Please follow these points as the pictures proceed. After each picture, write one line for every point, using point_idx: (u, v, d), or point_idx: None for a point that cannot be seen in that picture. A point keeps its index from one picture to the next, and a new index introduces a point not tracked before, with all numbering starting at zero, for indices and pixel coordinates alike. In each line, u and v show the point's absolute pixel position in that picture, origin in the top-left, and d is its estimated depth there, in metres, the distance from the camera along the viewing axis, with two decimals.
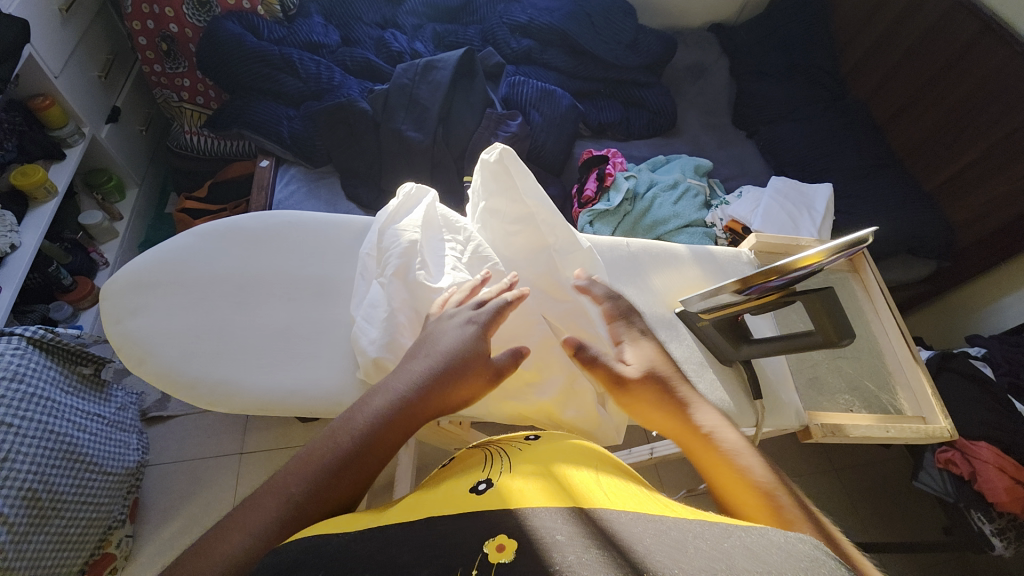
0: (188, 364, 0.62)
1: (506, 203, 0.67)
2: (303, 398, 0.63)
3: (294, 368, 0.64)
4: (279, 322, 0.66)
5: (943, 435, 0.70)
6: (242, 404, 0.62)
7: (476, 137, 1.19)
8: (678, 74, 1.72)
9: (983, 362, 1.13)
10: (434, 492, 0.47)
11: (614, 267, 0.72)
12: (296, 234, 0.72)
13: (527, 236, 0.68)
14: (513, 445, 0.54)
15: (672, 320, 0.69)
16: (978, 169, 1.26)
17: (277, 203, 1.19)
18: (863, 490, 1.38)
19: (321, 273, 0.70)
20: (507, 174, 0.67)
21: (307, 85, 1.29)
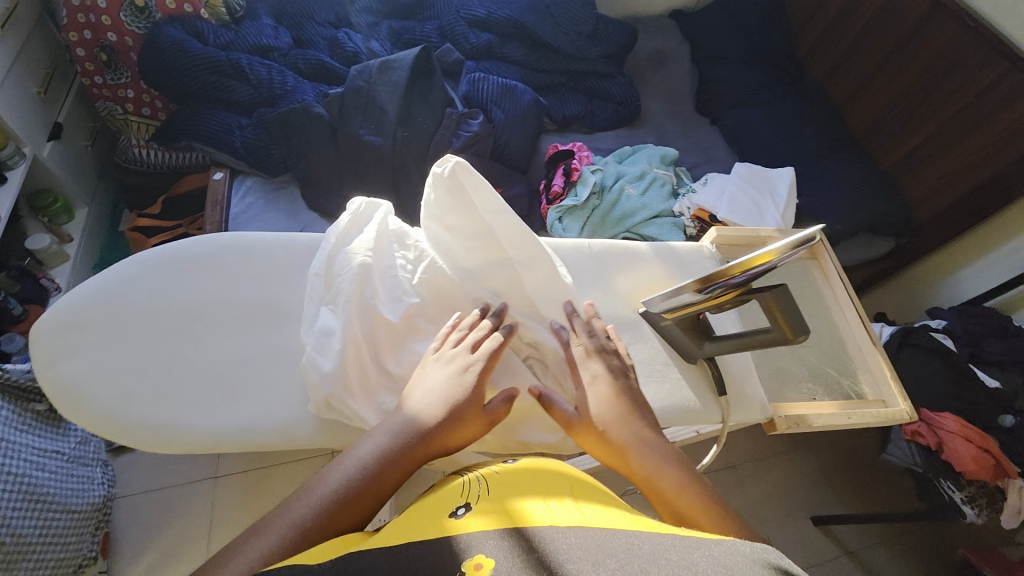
0: (130, 407, 0.59)
1: (463, 220, 0.60)
2: (255, 433, 0.61)
3: (245, 403, 0.62)
4: (225, 356, 0.63)
5: (902, 417, 0.71)
6: (187, 445, 0.60)
7: (437, 138, 1.15)
8: (640, 63, 1.71)
9: (944, 335, 1.17)
10: (415, 514, 0.48)
11: (577, 271, 0.71)
12: (242, 257, 0.68)
13: (487, 254, 0.62)
14: (492, 465, 0.55)
15: (637, 321, 0.69)
16: (932, 145, 1.29)
17: (234, 217, 1.15)
18: (838, 463, 1.43)
19: (270, 297, 0.67)
20: (461, 189, 0.60)
21: (259, 91, 1.23)
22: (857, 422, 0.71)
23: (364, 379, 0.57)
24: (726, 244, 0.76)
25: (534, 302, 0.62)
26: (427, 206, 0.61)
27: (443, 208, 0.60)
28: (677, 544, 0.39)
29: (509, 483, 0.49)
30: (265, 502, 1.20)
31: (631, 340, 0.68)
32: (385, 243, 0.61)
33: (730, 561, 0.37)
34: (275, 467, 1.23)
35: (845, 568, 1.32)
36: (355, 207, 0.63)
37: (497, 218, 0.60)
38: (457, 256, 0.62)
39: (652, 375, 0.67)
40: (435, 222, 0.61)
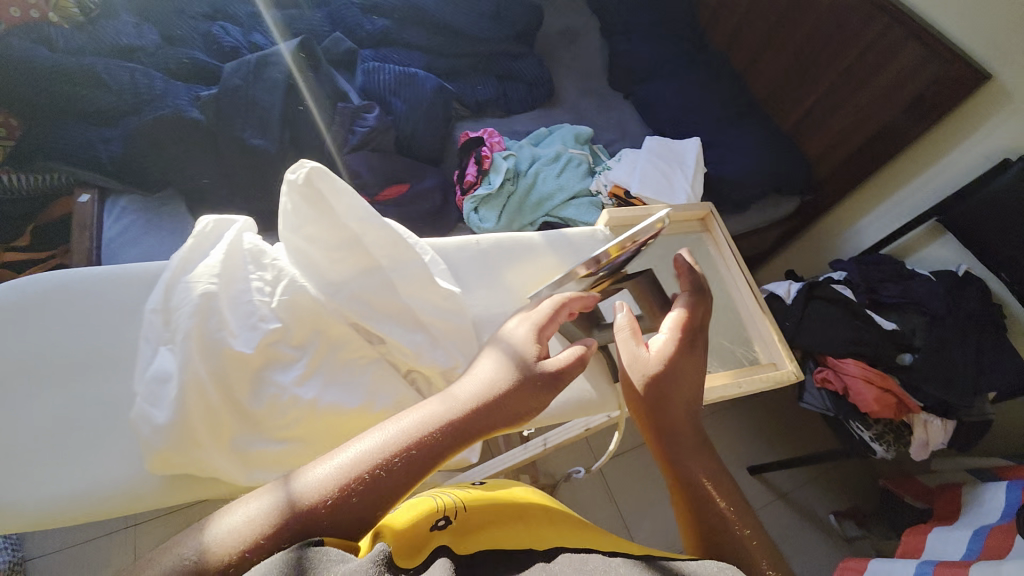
0: None
1: (325, 230, 0.56)
2: (95, 499, 0.59)
3: (82, 468, 0.59)
4: (59, 419, 0.61)
5: (789, 379, 0.74)
6: (22, 521, 0.58)
7: (329, 137, 1.09)
8: (551, 41, 1.68)
9: (845, 285, 1.22)
10: (396, 518, 0.47)
11: (465, 269, 0.67)
12: (78, 310, 0.66)
13: (356, 264, 0.57)
14: (461, 489, 0.57)
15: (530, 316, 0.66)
16: (825, 105, 1.34)
17: (109, 242, 1.04)
18: (768, 415, 1.51)
19: (110, 350, 0.65)
20: (320, 196, 0.55)
21: (122, 99, 1.10)
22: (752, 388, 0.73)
23: (216, 422, 0.50)
24: (619, 226, 0.75)
25: (417, 312, 0.58)
26: (284, 218, 0.56)
27: (301, 218, 0.55)
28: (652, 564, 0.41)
29: (493, 514, 0.51)
30: None
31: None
32: (235, 265, 0.55)
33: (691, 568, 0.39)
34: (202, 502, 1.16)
35: (782, 512, 1.40)
36: (199, 229, 0.56)
37: (363, 223, 0.57)
38: (324, 271, 0.56)
39: None
40: (295, 234, 0.56)
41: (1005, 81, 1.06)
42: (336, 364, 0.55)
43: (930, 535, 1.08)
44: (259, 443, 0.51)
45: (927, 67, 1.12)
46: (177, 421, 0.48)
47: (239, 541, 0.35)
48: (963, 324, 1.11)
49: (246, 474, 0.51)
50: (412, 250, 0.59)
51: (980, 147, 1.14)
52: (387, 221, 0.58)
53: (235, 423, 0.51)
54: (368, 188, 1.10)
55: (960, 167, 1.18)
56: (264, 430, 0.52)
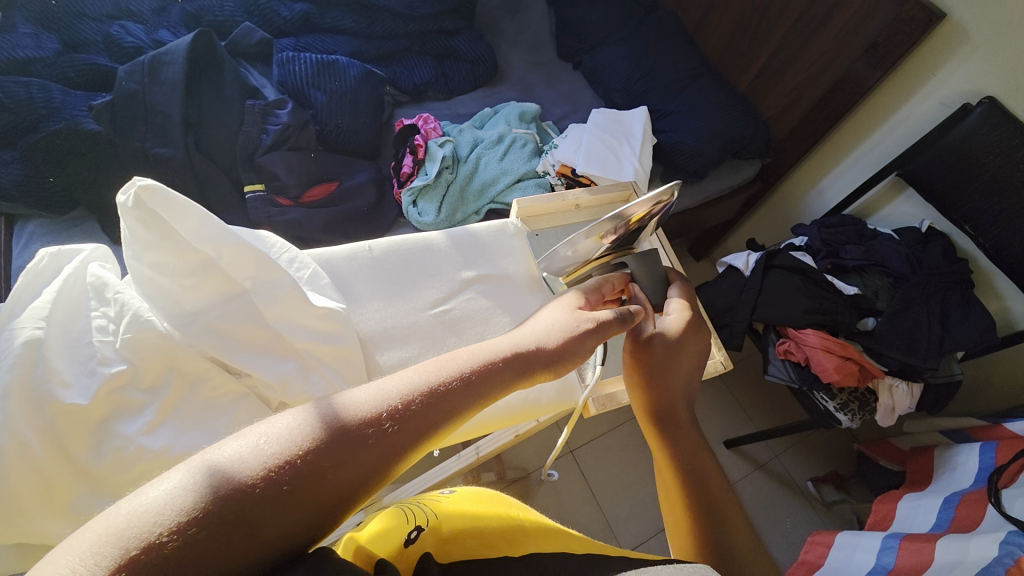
0: None
1: (170, 255, 0.52)
2: None
3: None
4: None
5: (718, 370, 0.70)
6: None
7: (241, 138, 1.01)
8: (492, 14, 1.58)
9: (805, 251, 1.18)
10: (368, 535, 0.44)
11: (355, 281, 0.63)
12: None
13: (213, 291, 0.54)
14: (433, 499, 0.55)
15: (429, 328, 0.62)
16: (778, 60, 1.27)
17: (18, 271, 0.97)
18: (743, 386, 1.49)
19: None
20: (158, 217, 0.50)
21: (16, 114, 1.01)
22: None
23: (48, 485, 0.46)
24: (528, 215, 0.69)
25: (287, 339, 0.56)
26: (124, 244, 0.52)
27: (140, 244, 0.51)
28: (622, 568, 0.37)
29: (469, 514, 0.48)
30: None
31: (421, 351, 0.61)
32: (77, 302, 0.53)
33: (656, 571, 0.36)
34: None
35: (761, 483, 1.38)
36: (32, 264, 0.53)
37: (217, 246, 0.53)
38: (176, 300, 0.53)
39: None
40: (137, 262, 0.52)
41: (960, 20, 0.99)
42: (196, 405, 0.53)
43: (901, 503, 1.06)
44: (100, 504, 0.48)
45: (878, 11, 1.04)
46: None
47: (220, 484, 0.30)
48: (927, 283, 1.05)
49: None
50: (278, 270, 0.56)
51: (938, 95, 1.07)
52: (241, 239, 0.55)
53: (72, 483, 0.48)
54: (292, 190, 1.03)
55: (915, 120, 1.13)
56: (109, 487, 0.49)
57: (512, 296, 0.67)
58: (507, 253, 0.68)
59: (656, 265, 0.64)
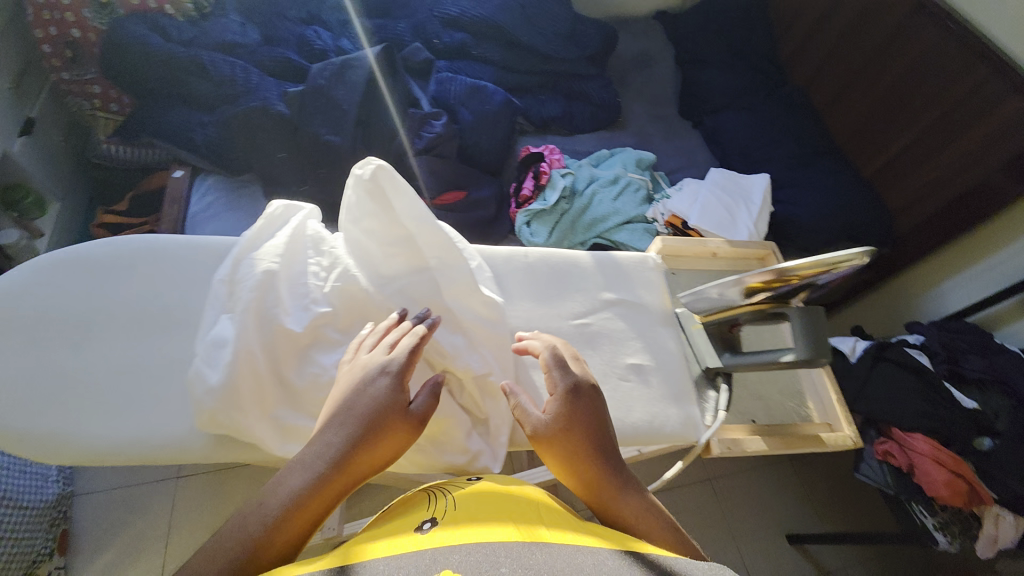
0: (12, 417, 0.56)
1: (383, 225, 0.60)
2: (145, 449, 0.57)
3: (128, 422, 0.57)
4: (117, 365, 0.59)
5: (845, 445, 0.66)
6: (75, 457, 0.56)
7: (398, 138, 1.14)
8: (623, 64, 1.66)
9: (920, 350, 1.12)
10: (389, 525, 0.49)
11: (511, 281, 0.67)
12: (149, 261, 0.64)
13: (406, 262, 0.61)
14: (458, 484, 0.55)
15: (579, 339, 0.64)
16: (912, 153, 1.25)
17: (192, 215, 1.14)
18: (813, 480, 1.40)
19: (164, 305, 0.63)
20: (382, 193, 0.58)
21: (221, 88, 1.20)
22: (794, 448, 0.65)
23: (261, 391, 0.56)
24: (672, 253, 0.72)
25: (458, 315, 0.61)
26: (347, 208, 0.61)
27: (364, 212, 0.59)
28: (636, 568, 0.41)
29: (479, 505, 0.49)
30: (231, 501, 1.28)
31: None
32: (299, 249, 0.63)
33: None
34: (236, 471, 1.31)
35: None
36: (270, 211, 0.62)
37: (419, 225, 0.60)
38: (377, 264, 0.62)
39: None
40: (355, 225, 0.61)
41: None
42: (375, 356, 0.60)
43: None
44: (295, 418, 0.57)
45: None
46: (228, 385, 0.54)
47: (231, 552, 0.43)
48: None
49: (279, 445, 0.56)
50: (460, 256, 0.61)
51: None
52: (439, 223, 0.61)
53: (276, 396, 0.57)
54: (427, 192, 1.14)
55: None
56: (302, 405, 0.58)
57: (648, 324, 0.65)
58: (651, 281, 0.67)
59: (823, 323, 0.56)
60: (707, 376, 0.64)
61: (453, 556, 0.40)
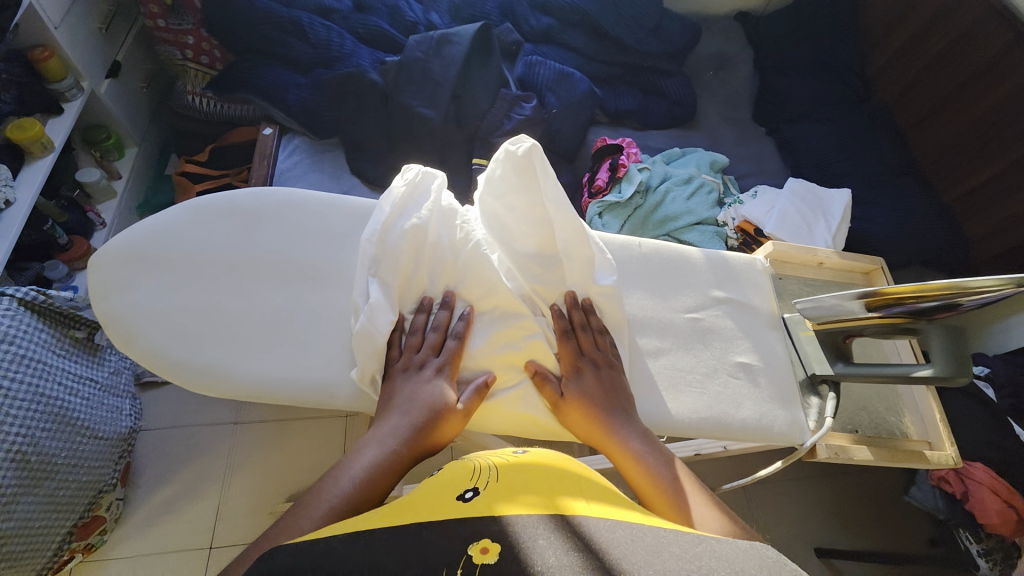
0: (176, 346, 0.60)
1: (524, 204, 0.64)
2: (294, 389, 0.61)
3: (281, 359, 0.62)
4: (271, 306, 0.63)
5: (947, 463, 0.69)
6: (233, 391, 0.61)
7: (488, 118, 1.17)
8: (701, 64, 1.64)
9: (985, 383, 1.09)
10: (436, 488, 0.49)
11: (627, 269, 0.72)
12: (297, 211, 0.67)
13: (538, 240, 0.64)
14: (502, 454, 0.55)
15: (693, 332, 0.70)
16: (999, 184, 1.22)
17: (280, 172, 1.17)
18: (855, 495, 1.33)
19: (311, 256, 0.66)
20: (532, 172, 0.63)
21: (316, 51, 1.23)
22: (896, 460, 0.68)
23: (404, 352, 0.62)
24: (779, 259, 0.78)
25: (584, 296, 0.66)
26: (492, 182, 0.65)
27: (510, 188, 0.64)
28: (682, 539, 0.41)
29: (514, 476, 0.49)
30: (280, 457, 1.24)
31: (674, 346, 0.68)
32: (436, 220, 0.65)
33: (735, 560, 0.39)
34: (292, 422, 1.28)
35: None
36: (412, 178, 0.67)
37: (558, 208, 0.64)
38: (514, 239, 0.65)
39: (689, 385, 0.66)
40: (498, 199, 0.65)
41: None
42: (506, 328, 0.63)
43: None
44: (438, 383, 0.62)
45: None
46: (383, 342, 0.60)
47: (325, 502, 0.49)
48: None
49: None
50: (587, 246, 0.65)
51: None
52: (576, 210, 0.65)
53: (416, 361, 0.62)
54: None
55: None
56: None
57: (756, 326, 0.72)
58: (757, 286, 0.74)
59: (963, 340, 0.57)
60: (812, 382, 0.70)
61: (492, 526, 0.40)
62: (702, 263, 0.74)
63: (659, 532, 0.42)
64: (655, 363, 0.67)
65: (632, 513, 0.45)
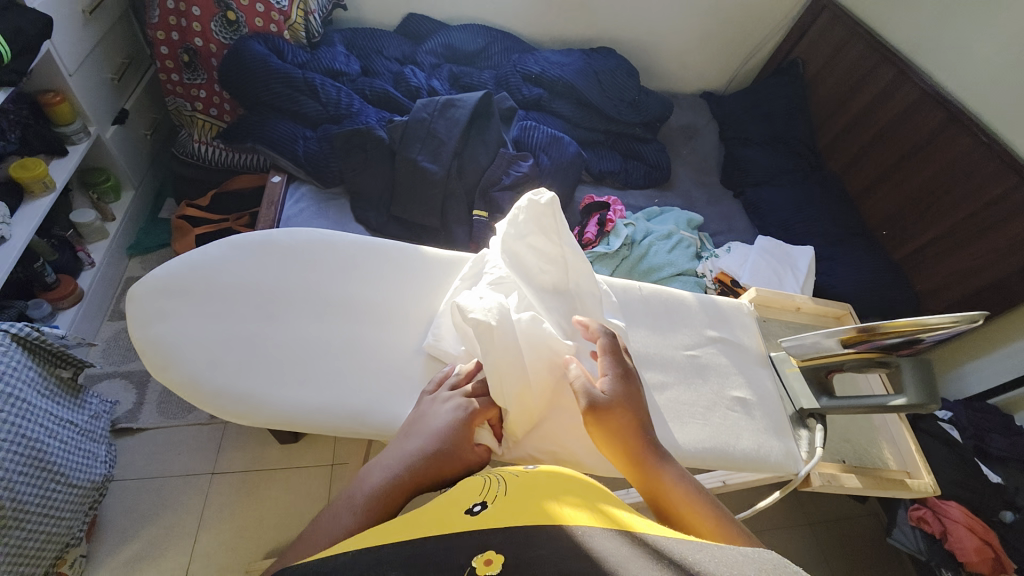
0: (213, 375, 0.62)
1: (543, 245, 0.73)
2: (329, 417, 0.64)
3: (317, 388, 0.65)
4: (309, 337, 0.67)
5: (925, 491, 0.74)
6: (267, 418, 0.62)
7: (487, 173, 1.27)
8: (673, 133, 1.83)
9: (950, 425, 1.19)
10: (449, 501, 0.50)
11: (630, 308, 0.79)
12: (329, 251, 0.74)
13: (554, 279, 0.73)
14: (513, 470, 0.56)
15: (692, 369, 0.76)
16: (942, 243, 1.37)
17: (285, 218, 1.21)
18: (842, 545, 1.34)
19: (345, 293, 0.72)
20: (553, 218, 0.73)
21: (326, 109, 1.32)
22: (883, 488, 0.73)
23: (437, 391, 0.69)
24: (762, 304, 0.86)
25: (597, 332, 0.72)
26: (515, 225, 0.74)
27: (528, 231, 0.73)
28: (683, 544, 0.40)
29: (524, 488, 0.50)
30: (259, 508, 1.18)
31: (676, 380, 0.74)
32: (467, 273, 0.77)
33: (735, 562, 0.38)
34: (275, 471, 1.22)
35: None
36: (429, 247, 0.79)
37: (574, 252, 0.73)
38: (535, 276, 0.73)
39: (693, 416, 0.71)
40: (520, 240, 0.73)
41: None
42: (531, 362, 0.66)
43: None
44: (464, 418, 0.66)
45: None
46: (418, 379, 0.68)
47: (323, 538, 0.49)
48: None
49: None
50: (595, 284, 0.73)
51: None
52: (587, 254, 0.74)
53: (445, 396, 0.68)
54: None
55: None
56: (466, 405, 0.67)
57: (746, 362, 0.79)
58: (744, 326, 0.82)
59: (929, 370, 0.65)
60: (800, 416, 0.76)
61: (495, 539, 0.41)
62: (696, 306, 0.82)
63: (661, 538, 0.41)
64: (661, 396, 0.72)
65: (639, 520, 0.45)
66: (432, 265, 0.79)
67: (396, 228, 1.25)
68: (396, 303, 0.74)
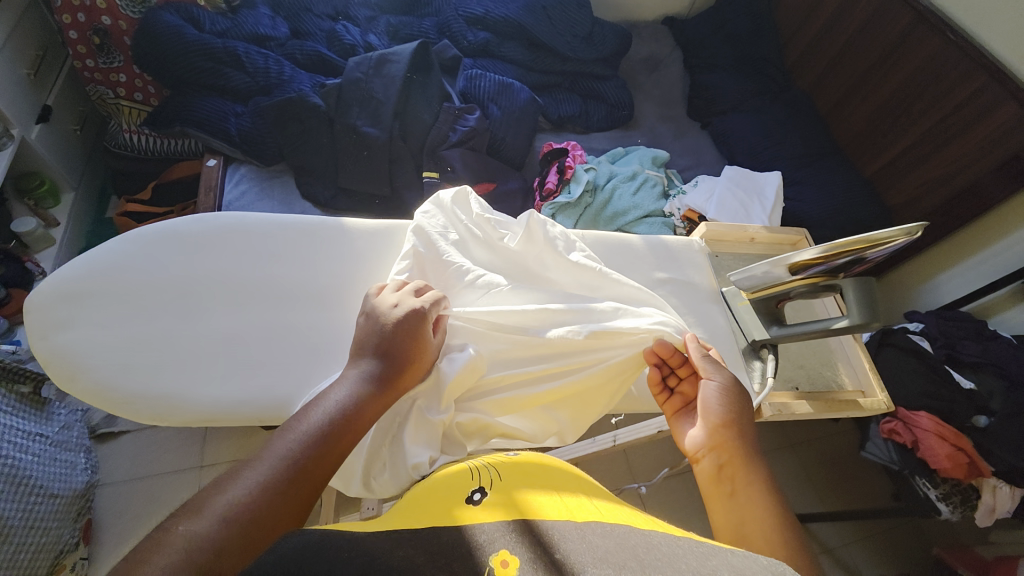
0: (123, 380, 0.61)
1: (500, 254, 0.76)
2: (253, 407, 0.64)
3: (238, 380, 0.64)
4: (226, 331, 0.66)
5: (881, 408, 0.74)
6: (189, 414, 0.63)
7: (433, 132, 1.21)
8: (634, 66, 1.72)
9: (921, 336, 1.21)
10: (444, 485, 0.50)
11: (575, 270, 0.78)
12: (242, 235, 0.70)
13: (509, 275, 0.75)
14: (496, 457, 0.57)
15: None
16: (914, 152, 1.32)
17: (227, 204, 1.16)
18: (821, 462, 1.39)
19: (263, 277, 0.69)
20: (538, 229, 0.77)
21: (255, 80, 1.23)
22: (836, 409, 0.74)
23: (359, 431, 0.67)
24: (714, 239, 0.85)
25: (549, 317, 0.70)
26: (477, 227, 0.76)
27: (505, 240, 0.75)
28: (696, 549, 0.38)
29: (519, 478, 0.50)
30: None
31: None
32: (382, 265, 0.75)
33: (745, 567, 0.35)
34: None
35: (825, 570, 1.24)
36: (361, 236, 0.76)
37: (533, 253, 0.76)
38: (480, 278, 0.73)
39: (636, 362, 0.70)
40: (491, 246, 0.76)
41: None
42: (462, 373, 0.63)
43: None
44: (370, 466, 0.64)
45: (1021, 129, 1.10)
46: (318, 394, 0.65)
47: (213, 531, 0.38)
48: None
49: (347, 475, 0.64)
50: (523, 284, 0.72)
51: None
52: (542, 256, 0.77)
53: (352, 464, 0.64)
54: (461, 182, 1.20)
55: None
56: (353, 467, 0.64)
57: (694, 300, 0.79)
58: (694, 264, 0.81)
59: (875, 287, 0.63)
60: (753, 347, 0.75)
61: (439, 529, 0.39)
62: (643, 251, 0.81)
63: (671, 539, 0.40)
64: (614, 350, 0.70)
65: (639, 519, 0.46)
66: (354, 238, 0.75)
67: (346, 200, 1.19)
68: (324, 281, 0.71)
